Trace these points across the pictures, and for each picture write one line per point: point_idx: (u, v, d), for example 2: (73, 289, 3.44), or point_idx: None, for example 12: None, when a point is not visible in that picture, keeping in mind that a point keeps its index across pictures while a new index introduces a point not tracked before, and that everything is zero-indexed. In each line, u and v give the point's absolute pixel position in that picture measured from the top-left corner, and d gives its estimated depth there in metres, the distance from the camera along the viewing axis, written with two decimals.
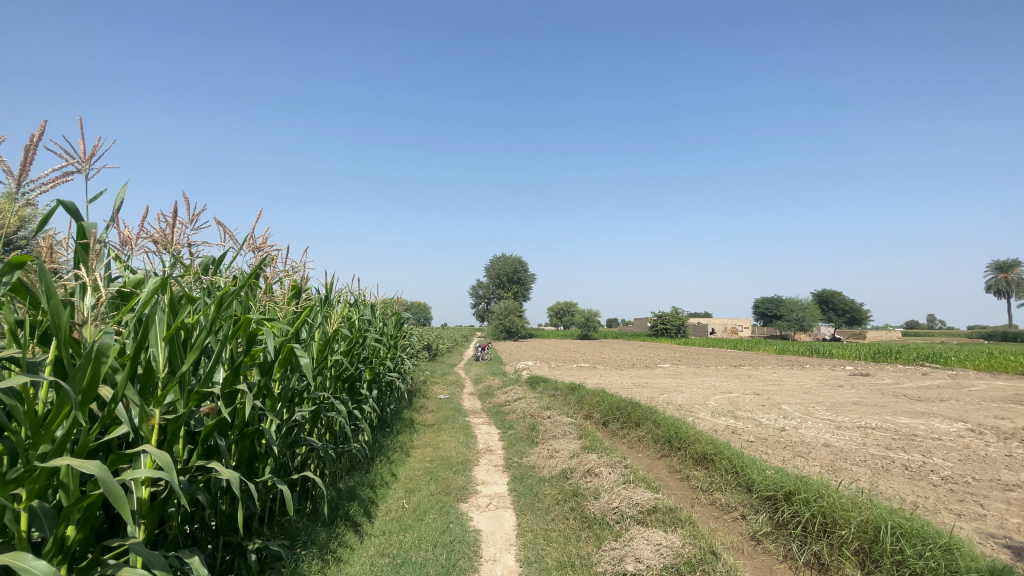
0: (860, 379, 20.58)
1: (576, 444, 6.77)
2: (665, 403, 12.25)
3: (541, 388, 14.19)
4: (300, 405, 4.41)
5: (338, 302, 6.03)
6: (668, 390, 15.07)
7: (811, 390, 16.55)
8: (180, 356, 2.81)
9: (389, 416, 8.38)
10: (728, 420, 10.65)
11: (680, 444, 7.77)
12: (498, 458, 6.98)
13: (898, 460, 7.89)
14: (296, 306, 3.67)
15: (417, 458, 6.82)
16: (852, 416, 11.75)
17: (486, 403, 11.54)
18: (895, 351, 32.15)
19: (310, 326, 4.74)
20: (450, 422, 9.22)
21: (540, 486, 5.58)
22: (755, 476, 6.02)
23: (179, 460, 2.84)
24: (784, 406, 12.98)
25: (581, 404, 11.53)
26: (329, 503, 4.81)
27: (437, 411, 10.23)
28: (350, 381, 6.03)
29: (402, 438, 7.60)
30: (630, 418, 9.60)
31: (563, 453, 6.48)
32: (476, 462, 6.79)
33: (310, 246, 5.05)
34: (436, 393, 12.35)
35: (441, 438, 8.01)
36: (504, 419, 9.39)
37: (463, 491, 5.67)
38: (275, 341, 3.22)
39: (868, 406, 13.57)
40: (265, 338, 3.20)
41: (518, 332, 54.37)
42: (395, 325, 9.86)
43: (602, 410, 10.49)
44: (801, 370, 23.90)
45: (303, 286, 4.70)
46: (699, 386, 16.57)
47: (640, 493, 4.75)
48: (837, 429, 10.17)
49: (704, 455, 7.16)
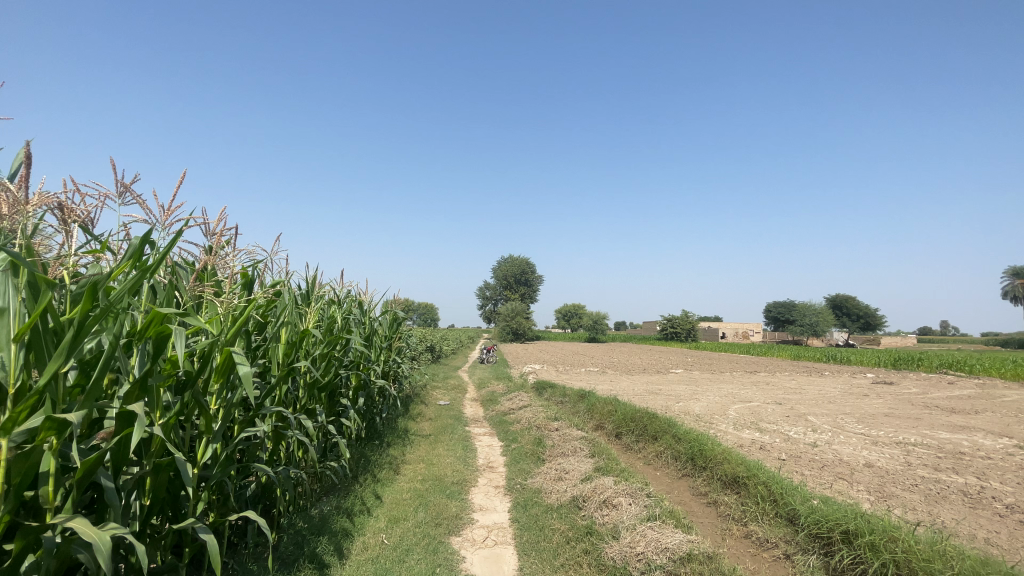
0: (886, 388, 19.42)
1: (589, 464, 5.89)
2: (682, 413, 11.35)
3: (548, 394, 13.34)
4: (249, 425, 3.61)
5: (315, 299, 5.26)
6: (684, 398, 14.13)
7: (837, 400, 15.49)
8: (47, 363, 2.05)
9: (381, 426, 7.58)
10: (753, 433, 9.72)
11: (705, 464, 6.88)
12: (500, 477, 6.15)
13: (953, 485, 6.93)
14: (235, 299, 2.93)
15: (407, 478, 5.98)
16: (888, 430, 10.74)
17: (489, 411, 10.70)
18: (917, 358, 30.85)
19: (270, 325, 3.99)
20: (448, 433, 8.38)
21: (546, 517, 4.72)
22: (802, 507, 5.12)
23: (45, 508, 2.06)
24: (811, 418, 11.98)
25: (592, 413, 10.67)
26: (292, 539, 3.99)
27: (436, 420, 9.40)
28: (327, 390, 5.22)
29: (392, 453, 6.77)
30: (646, 431, 8.71)
31: (573, 475, 5.61)
32: (473, 483, 5.93)
33: (281, 237, 4.41)
34: (436, 399, 11.55)
35: (437, 452, 7.17)
36: (508, 430, 8.55)
37: (456, 521, 4.81)
38: (191, 343, 2.46)
39: (902, 419, 12.51)
40: (173, 339, 2.43)
41: (525, 334, 53.51)
42: (390, 327, 9.04)
43: (615, 421, 9.62)
44: (822, 377, 22.72)
45: (259, 277, 3.96)
46: (716, 394, 15.59)
47: (669, 534, 3.91)
48: (875, 446, 9.21)
49: (735, 477, 6.26)
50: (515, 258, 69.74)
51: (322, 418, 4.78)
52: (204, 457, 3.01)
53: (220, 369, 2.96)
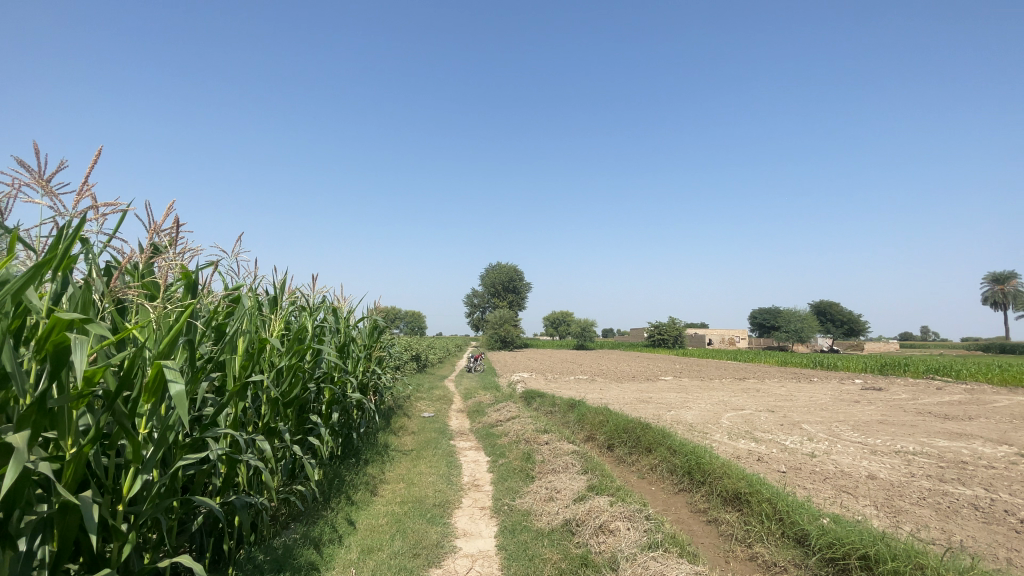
0: (876, 394, 19.29)
1: (582, 482, 5.46)
2: (674, 422, 10.99)
3: (537, 404, 12.93)
4: (188, 450, 3.13)
5: (281, 307, 4.83)
6: (675, 407, 13.79)
7: (829, 407, 15.25)
8: None
9: (358, 442, 7.10)
10: (749, 443, 9.38)
11: (702, 478, 6.51)
12: (485, 497, 5.70)
13: (961, 497, 6.62)
14: (166, 305, 2.50)
15: (383, 500, 5.50)
16: (884, 439, 10.49)
17: (476, 423, 10.23)
18: (903, 364, 30.95)
19: (223, 336, 3.55)
20: (431, 448, 7.91)
21: (536, 545, 4.27)
22: (813, 528, 4.75)
23: None
24: (805, 426, 11.71)
25: (582, 424, 10.26)
26: None
27: (419, 433, 8.92)
28: (294, 405, 4.76)
29: (370, 472, 6.28)
30: (640, 442, 8.32)
31: (565, 495, 5.19)
32: (457, 505, 5.47)
33: (239, 240, 4.03)
34: (420, 411, 11.05)
35: (418, 470, 6.68)
36: (494, 444, 8.11)
37: (437, 550, 4.34)
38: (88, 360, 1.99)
39: (897, 426, 12.29)
40: (73, 351, 2.01)
41: (513, 342, 53.04)
42: (370, 336, 8.56)
43: (607, 432, 9.22)
44: (811, 384, 22.56)
45: (210, 280, 3.49)
46: (708, 402, 15.30)
47: (675, 566, 3.49)
48: (875, 455, 8.93)
49: (736, 493, 5.87)
50: (503, 265, 69.38)
51: (287, 437, 4.31)
52: (131, 491, 2.56)
53: (150, 387, 2.51)
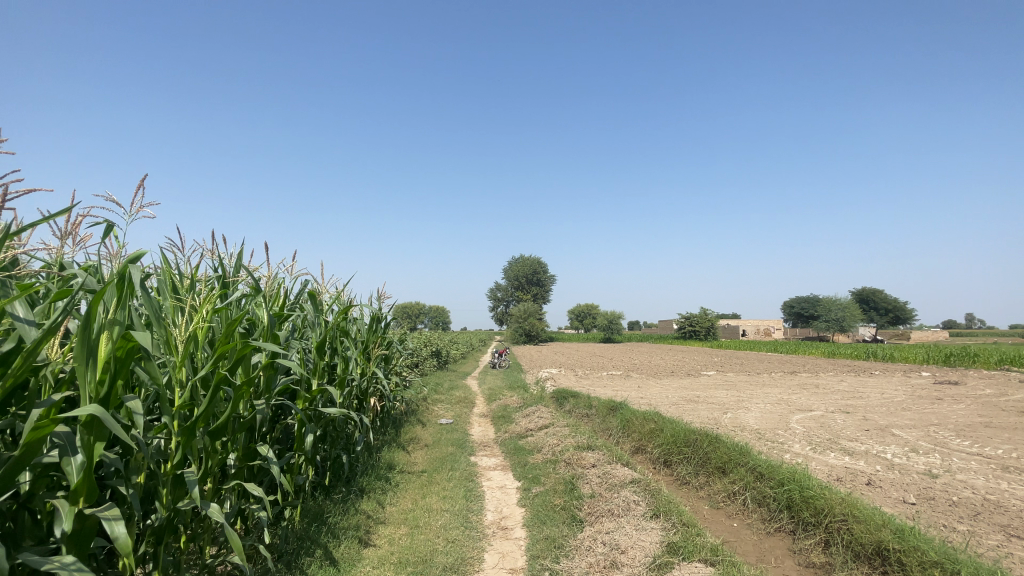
0: (958, 389, 16.83)
1: (656, 538, 3.79)
2: (737, 430, 9.17)
3: (570, 406, 11.28)
4: None
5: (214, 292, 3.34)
6: (729, 408, 11.91)
7: (912, 406, 13.09)
8: None
9: (354, 466, 5.56)
10: (842, 457, 7.51)
11: (813, 519, 4.74)
12: (516, 554, 4.05)
13: None
14: None
15: (374, 559, 3.92)
16: (1009, 451, 8.42)
17: (501, 433, 8.62)
18: (971, 354, 27.87)
19: (51, 331, 2.05)
20: (448, 469, 6.33)
21: None
22: None
23: None
24: (897, 432, 9.70)
25: (627, 431, 8.59)
26: None
27: (433, 447, 7.37)
28: (225, 436, 3.21)
29: (363, 508, 4.75)
30: (709, 460, 6.55)
31: (633, 559, 3.55)
32: (476, 567, 3.86)
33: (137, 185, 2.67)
34: (436, 417, 9.52)
35: (428, 504, 5.09)
36: (526, 465, 6.48)
37: None
38: None
39: (1010, 431, 10.13)
40: None
41: (538, 336, 51.37)
42: (372, 331, 7.01)
43: (661, 444, 7.49)
44: (877, 378, 20.14)
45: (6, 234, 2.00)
46: (766, 402, 13.28)
47: None
48: (1015, 476, 6.94)
49: (877, 549, 4.10)
50: (526, 257, 67.25)
51: (195, 493, 2.71)
52: None
53: None
